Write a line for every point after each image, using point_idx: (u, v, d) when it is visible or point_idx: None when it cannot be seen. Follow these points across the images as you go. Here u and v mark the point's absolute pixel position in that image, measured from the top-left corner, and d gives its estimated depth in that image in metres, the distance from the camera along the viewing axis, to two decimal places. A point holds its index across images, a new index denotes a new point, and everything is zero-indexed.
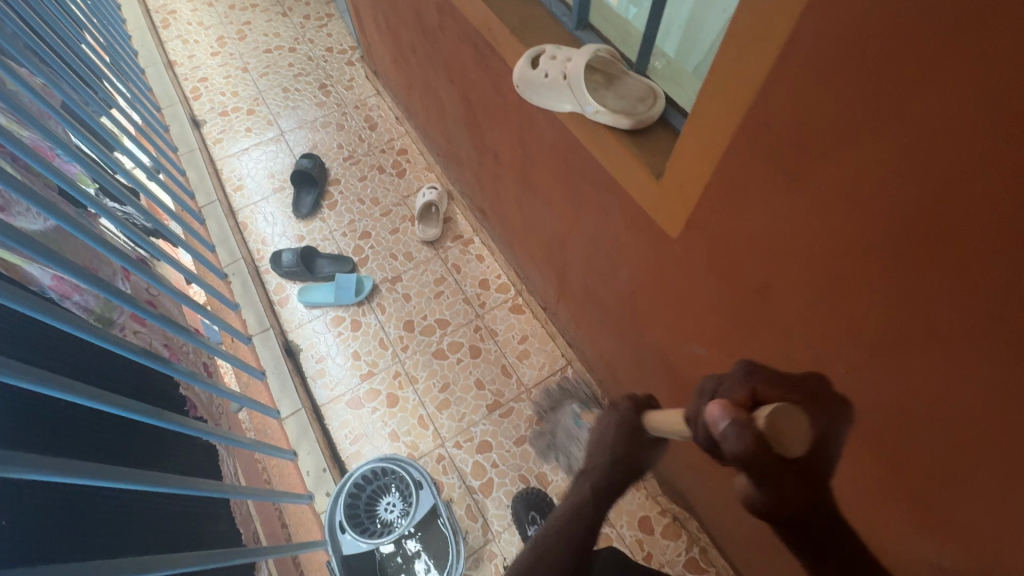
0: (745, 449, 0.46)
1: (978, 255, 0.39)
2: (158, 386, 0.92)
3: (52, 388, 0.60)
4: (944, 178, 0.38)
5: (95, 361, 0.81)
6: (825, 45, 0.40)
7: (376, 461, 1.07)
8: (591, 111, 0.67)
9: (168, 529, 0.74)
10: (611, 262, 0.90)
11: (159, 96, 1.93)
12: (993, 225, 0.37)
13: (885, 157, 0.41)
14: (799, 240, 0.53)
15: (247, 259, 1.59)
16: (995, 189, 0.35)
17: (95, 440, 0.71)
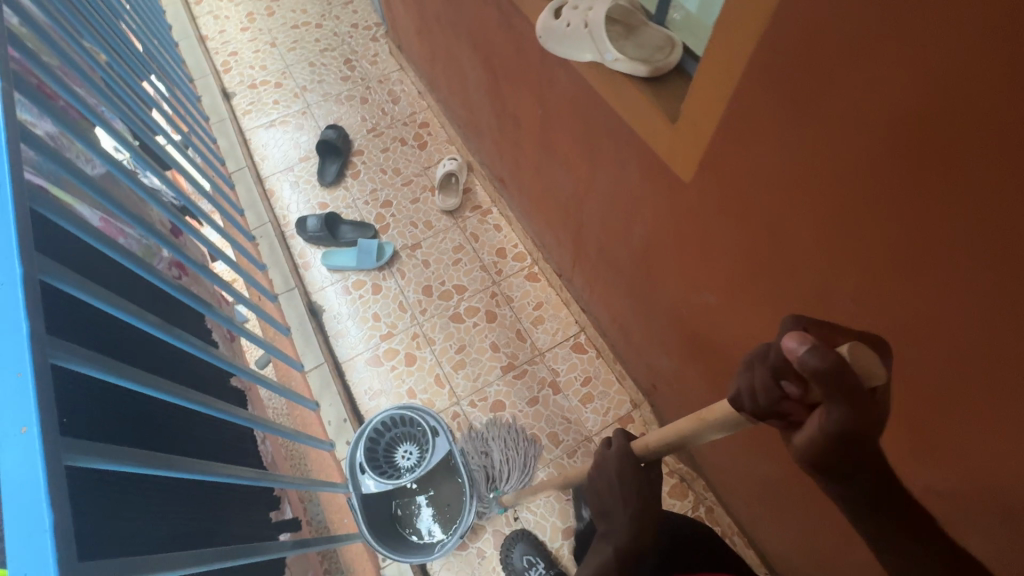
0: (827, 368, 0.36)
1: (971, 165, 0.40)
2: (193, 325, 1.00)
3: (106, 303, 0.65)
4: (938, 90, 0.40)
5: (148, 296, 0.88)
6: None
7: (395, 409, 1.12)
8: (610, 58, 0.70)
9: (215, 447, 0.81)
10: (626, 217, 0.93)
11: (191, 68, 2.00)
12: (984, 132, 0.38)
13: (883, 74, 0.43)
14: (803, 170, 0.55)
15: (273, 223, 1.64)
16: (983, 92, 0.37)
17: (144, 358, 0.76)
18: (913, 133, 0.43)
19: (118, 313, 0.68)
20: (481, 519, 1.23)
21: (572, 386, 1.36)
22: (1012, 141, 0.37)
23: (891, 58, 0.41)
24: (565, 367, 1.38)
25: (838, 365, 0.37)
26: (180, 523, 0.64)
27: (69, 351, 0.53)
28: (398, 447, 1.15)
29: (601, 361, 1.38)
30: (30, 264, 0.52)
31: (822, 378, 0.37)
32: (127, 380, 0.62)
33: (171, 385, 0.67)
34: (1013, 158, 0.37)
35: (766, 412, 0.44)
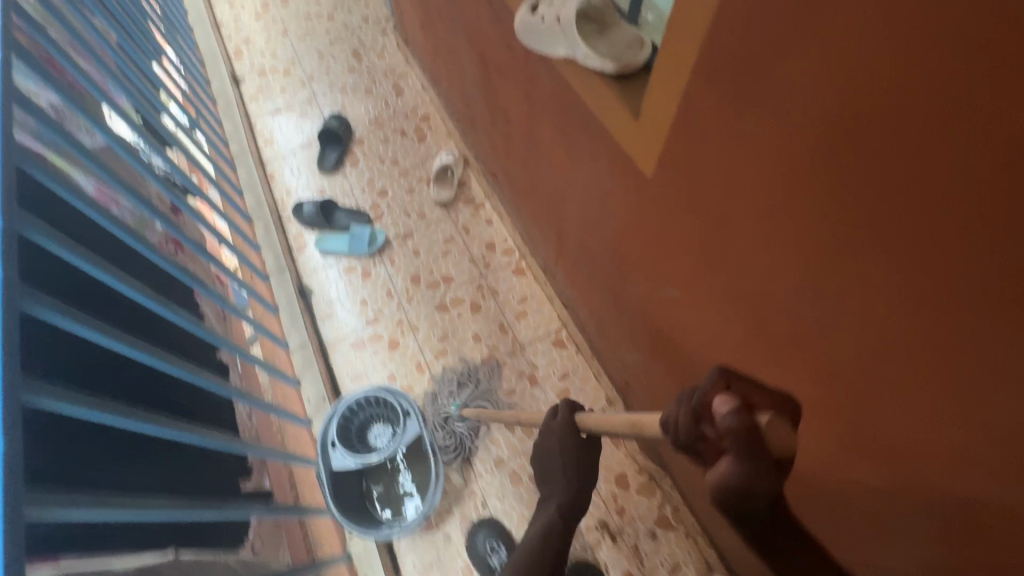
0: (742, 428, 0.41)
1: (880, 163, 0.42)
2: (183, 297, 1.03)
3: (86, 261, 0.68)
4: (851, 89, 0.41)
5: (140, 266, 0.92)
6: None
7: (369, 390, 1.15)
8: (582, 54, 0.72)
9: (189, 411, 0.84)
10: (600, 212, 0.95)
11: (204, 52, 2.06)
12: (890, 130, 0.40)
13: (806, 73, 0.45)
14: (745, 168, 0.57)
15: (271, 206, 1.68)
16: (885, 92, 0.39)
17: (124, 319, 0.79)
18: (835, 129, 0.44)
19: (99, 274, 0.71)
20: (449, 504, 1.25)
21: (550, 379, 1.38)
22: (911, 139, 0.39)
23: (817, 52, 0.43)
24: (544, 361, 1.40)
25: (754, 428, 0.41)
26: (144, 475, 0.67)
27: (40, 302, 0.56)
28: (371, 427, 1.18)
29: (580, 358, 1.40)
30: (9, 217, 0.55)
31: (737, 437, 0.40)
32: (101, 336, 0.65)
33: (147, 346, 0.70)
34: (918, 152, 0.39)
35: (685, 445, 0.47)
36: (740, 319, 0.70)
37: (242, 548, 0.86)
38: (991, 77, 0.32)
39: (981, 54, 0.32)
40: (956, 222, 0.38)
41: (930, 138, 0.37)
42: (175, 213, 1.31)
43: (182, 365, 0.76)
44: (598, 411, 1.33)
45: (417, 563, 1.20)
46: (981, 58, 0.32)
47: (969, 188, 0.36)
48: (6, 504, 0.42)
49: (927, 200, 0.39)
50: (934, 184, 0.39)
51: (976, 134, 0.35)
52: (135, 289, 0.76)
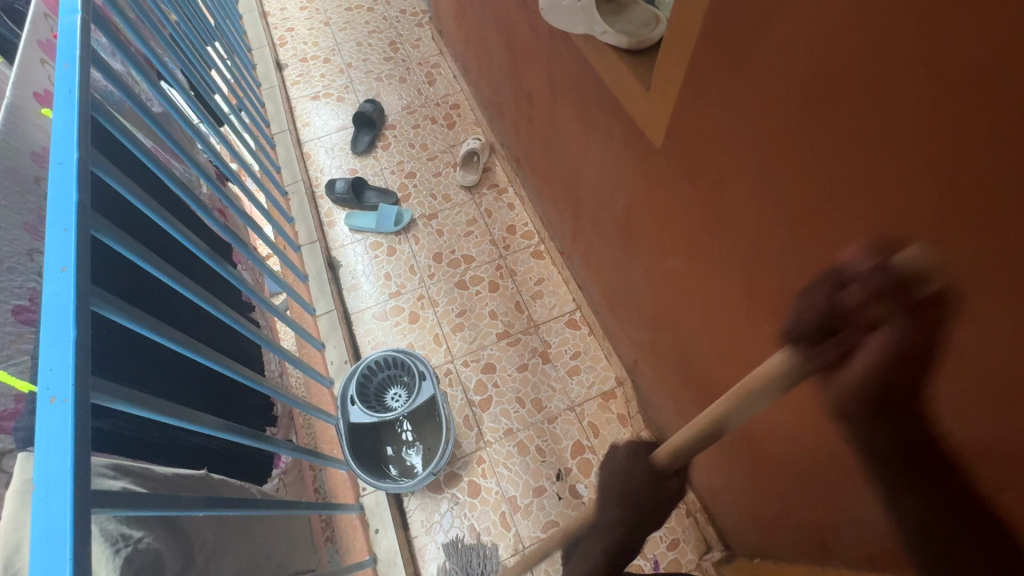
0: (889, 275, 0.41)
1: (855, 112, 0.46)
2: (225, 255, 1.12)
3: (143, 203, 0.76)
4: (829, 46, 0.46)
5: (189, 223, 1.00)
6: None
7: (388, 351, 1.22)
8: (600, 32, 0.77)
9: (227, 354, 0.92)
10: (613, 187, 1.00)
11: (251, 38, 2.18)
12: (862, 81, 0.44)
13: (792, 34, 0.49)
14: (741, 130, 0.61)
15: (306, 183, 1.78)
16: (857, 45, 0.43)
17: (174, 262, 0.87)
18: (817, 80, 0.48)
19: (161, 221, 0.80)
20: (458, 468, 1.31)
21: (562, 357, 1.42)
22: (881, 86, 0.43)
23: (803, 9, 0.47)
24: (557, 340, 1.45)
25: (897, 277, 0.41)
26: (184, 397, 0.74)
27: (108, 228, 0.63)
28: (388, 388, 1.25)
29: (592, 338, 1.44)
30: (84, 153, 0.64)
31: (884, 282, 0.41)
32: (154, 268, 0.72)
33: (197, 286, 0.78)
34: (886, 97, 0.43)
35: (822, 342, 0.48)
36: (737, 281, 0.74)
37: (266, 484, 0.93)
38: (943, 13, 0.36)
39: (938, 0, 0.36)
40: (921, 155, 0.42)
41: (896, 80, 0.41)
42: (220, 181, 1.40)
43: (226, 310, 0.84)
44: (607, 390, 1.37)
45: (424, 521, 1.26)
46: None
47: (930, 123, 0.40)
48: (78, 378, 0.49)
49: (896, 140, 0.43)
50: (902, 126, 0.42)
51: (932, 77, 0.39)
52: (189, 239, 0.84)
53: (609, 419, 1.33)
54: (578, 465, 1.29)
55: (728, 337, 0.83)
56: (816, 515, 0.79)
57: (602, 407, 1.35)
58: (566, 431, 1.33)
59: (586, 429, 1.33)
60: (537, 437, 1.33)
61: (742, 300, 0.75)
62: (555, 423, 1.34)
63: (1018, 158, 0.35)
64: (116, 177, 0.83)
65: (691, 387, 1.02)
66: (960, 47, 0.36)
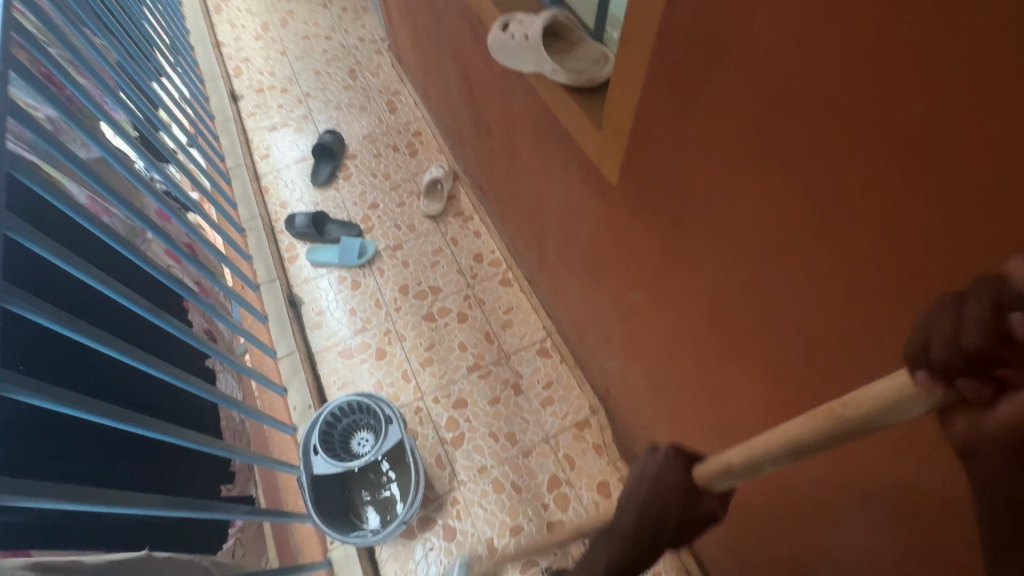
0: None
1: (805, 164, 0.47)
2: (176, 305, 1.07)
3: (75, 267, 0.71)
4: (772, 102, 0.46)
5: (127, 276, 0.94)
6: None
7: (352, 396, 1.17)
8: (549, 70, 0.76)
9: (174, 413, 0.86)
10: (574, 220, 0.99)
11: (204, 71, 2.13)
12: (808, 134, 0.45)
13: (735, 87, 0.50)
14: (694, 174, 0.61)
15: (264, 218, 1.72)
16: (800, 104, 0.44)
17: (110, 324, 0.82)
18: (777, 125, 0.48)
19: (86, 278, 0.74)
20: (432, 511, 1.26)
21: (534, 388, 1.40)
22: (828, 141, 0.43)
23: (744, 63, 0.47)
24: (529, 370, 1.42)
25: None
26: (109, 472, 0.69)
27: (25, 300, 0.59)
28: (354, 433, 1.20)
29: (564, 366, 1.42)
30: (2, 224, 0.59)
31: None
32: (90, 339, 0.68)
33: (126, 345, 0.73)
34: (833, 152, 0.44)
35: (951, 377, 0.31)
36: (703, 317, 0.73)
37: (221, 551, 0.88)
38: (887, 75, 0.37)
39: (878, 63, 0.37)
40: (881, 204, 0.42)
41: (847, 139, 0.42)
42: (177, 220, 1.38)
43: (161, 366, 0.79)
44: (581, 419, 1.35)
45: (398, 570, 1.21)
46: (878, 60, 0.37)
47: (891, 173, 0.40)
48: None
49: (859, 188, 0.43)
50: (853, 179, 0.43)
51: (879, 133, 0.40)
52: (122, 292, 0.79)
53: (585, 449, 1.31)
54: (555, 500, 1.26)
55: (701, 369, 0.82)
56: (794, 549, 0.78)
57: (576, 438, 1.32)
58: (541, 465, 1.30)
59: (563, 461, 1.30)
60: (513, 473, 1.29)
61: (709, 335, 0.74)
62: (530, 457, 1.31)
63: (972, 211, 0.36)
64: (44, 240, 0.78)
65: (664, 418, 1.01)
66: (910, 106, 0.37)
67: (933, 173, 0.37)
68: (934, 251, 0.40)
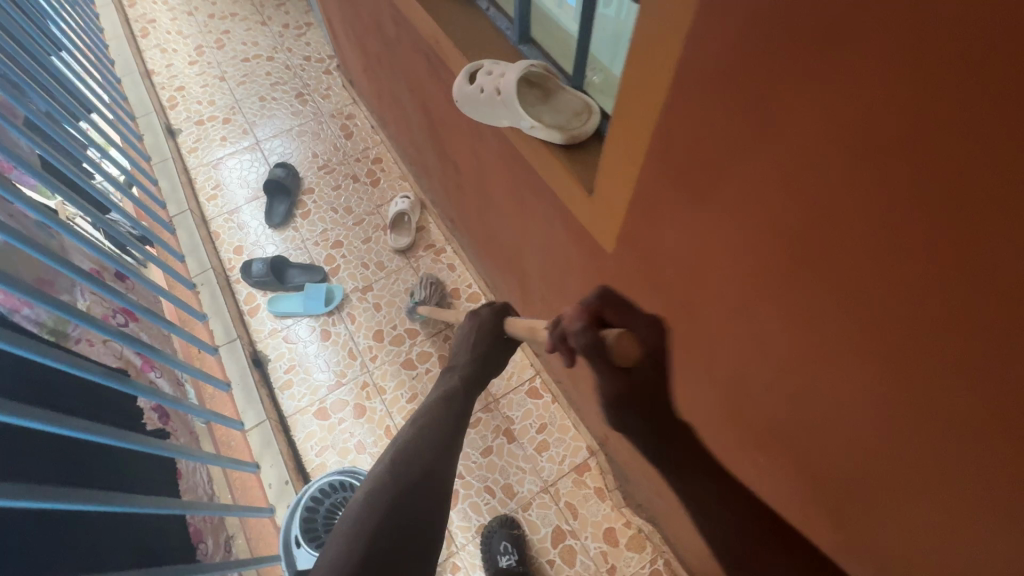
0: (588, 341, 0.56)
1: (851, 283, 0.39)
2: (114, 401, 0.96)
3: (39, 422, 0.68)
4: (810, 213, 0.39)
5: (47, 391, 0.82)
6: (703, 78, 0.40)
7: (336, 474, 1.09)
8: (527, 126, 0.67)
9: (139, 541, 0.83)
10: (560, 275, 0.91)
11: (134, 105, 1.94)
12: (856, 256, 0.38)
13: (760, 186, 0.41)
14: (706, 261, 0.54)
15: (217, 269, 1.58)
16: (846, 224, 0.37)
17: (77, 461, 0.78)
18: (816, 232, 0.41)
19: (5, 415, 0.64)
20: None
21: (527, 434, 1.32)
22: (885, 271, 0.36)
23: (773, 162, 0.39)
24: (520, 414, 1.34)
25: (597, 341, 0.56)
26: None
27: None
28: (340, 512, 1.07)
29: (556, 406, 1.34)
30: None
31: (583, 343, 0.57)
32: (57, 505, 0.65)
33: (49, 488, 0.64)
34: (890, 282, 0.36)
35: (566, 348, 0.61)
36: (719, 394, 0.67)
37: None
38: (968, 223, 0.30)
39: (952, 208, 0.30)
40: (947, 343, 0.35)
41: (904, 274, 0.35)
42: (121, 279, 1.31)
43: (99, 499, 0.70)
44: (579, 462, 1.28)
45: None
46: (951, 202, 0.30)
47: (956, 322, 0.34)
48: None
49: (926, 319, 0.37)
50: (919, 313, 0.36)
51: (948, 277, 0.33)
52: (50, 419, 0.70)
53: (587, 495, 1.24)
54: (561, 554, 1.20)
55: (717, 435, 0.77)
56: None
57: (577, 483, 1.26)
58: (543, 517, 1.23)
59: (564, 510, 1.24)
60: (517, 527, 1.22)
61: (726, 411, 0.68)
62: (530, 511, 1.24)
63: None
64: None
65: None
66: (992, 263, 0.30)
67: (1011, 337, 0.31)
68: (1005, 411, 0.34)
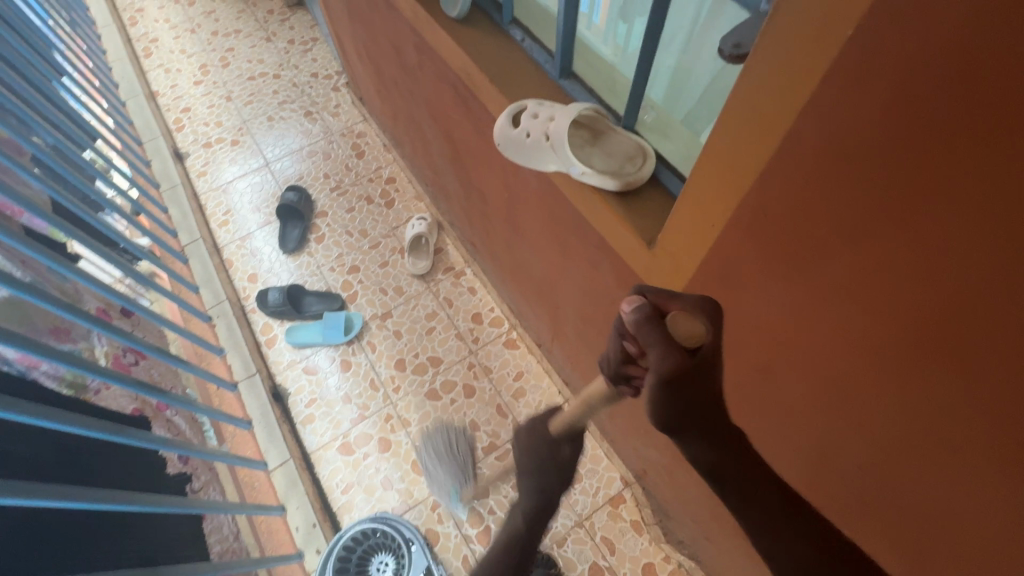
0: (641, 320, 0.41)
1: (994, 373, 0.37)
2: (122, 454, 0.92)
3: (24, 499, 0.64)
4: (950, 298, 0.36)
5: (46, 454, 0.78)
6: (819, 150, 0.37)
7: (367, 521, 1.11)
8: (577, 172, 0.63)
9: None
10: (604, 315, 0.87)
11: (141, 129, 1.90)
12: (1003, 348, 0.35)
13: (886, 264, 0.39)
14: (797, 324, 0.51)
15: (232, 299, 1.55)
16: (997, 315, 0.34)
17: (75, 532, 0.75)
18: (949, 319, 0.37)
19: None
20: None
21: None
22: None
23: (908, 243, 0.36)
24: None
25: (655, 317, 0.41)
26: None
27: None
28: (372, 558, 1.10)
29: (588, 435, 1.30)
30: None
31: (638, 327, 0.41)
32: None
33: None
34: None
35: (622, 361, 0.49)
36: (792, 448, 0.64)
37: None
38: None
39: None
40: None
41: None
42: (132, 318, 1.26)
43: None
44: (614, 494, 1.24)
45: None
46: None
47: None
48: None
49: None
50: None
51: None
52: (27, 496, 0.64)
53: (624, 529, 1.20)
54: None
55: None
56: None
57: (613, 516, 1.22)
58: (579, 553, 1.19)
59: (601, 545, 1.19)
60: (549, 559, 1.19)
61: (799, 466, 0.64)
62: (565, 547, 1.19)
63: None
64: None
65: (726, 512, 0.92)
66: None
67: None
68: None
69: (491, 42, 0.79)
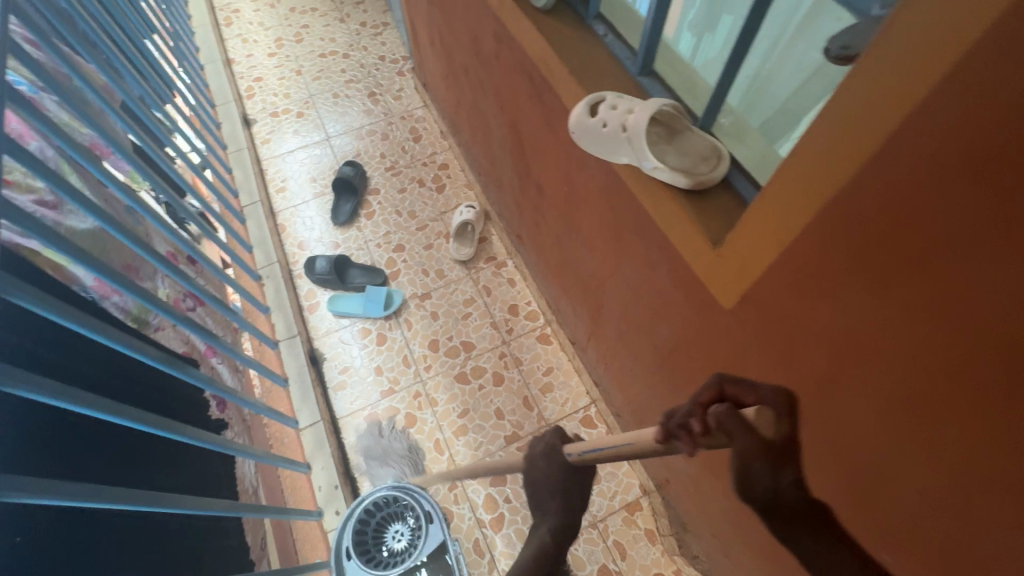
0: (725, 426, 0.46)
1: None
2: (172, 390, 0.96)
3: (87, 407, 0.68)
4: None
5: (106, 373, 0.83)
6: (918, 157, 0.37)
7: (388, 489, 1.13)
8: (649, 167, 0.64)
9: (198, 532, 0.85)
10: (651, 316, 0.88)
11: (215, 93, 1.99)
12: None
13: (976, 284, 0.38)
14: (864, 339, 0.50)
15: (282, 263, 1.61)
16: None
17: (121, 451, 0.79)
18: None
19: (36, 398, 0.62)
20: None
21: None
22: None
23: (992, 260, 0.36)
24: None
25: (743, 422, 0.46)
26: None
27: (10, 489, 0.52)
28: (388, 527, 1.13)
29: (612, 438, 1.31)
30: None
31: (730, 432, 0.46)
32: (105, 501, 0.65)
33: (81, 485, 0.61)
34: None
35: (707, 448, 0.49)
36: (836, 466, 0.63)
37: None
38: None
39: None
40: None
41: None
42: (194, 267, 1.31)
43: (128, 497, 0.67)
44: (631, 500, 1.24)
45: None
46: None
47: None
48: None
49: None
50: None
51: None
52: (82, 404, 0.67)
53: (637, 536, 1.20)
54: None
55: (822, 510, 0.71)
56: None
57: (627, 522, 1.21)
58: (589, 553, 1.19)
59: (612, 549, 1.19)
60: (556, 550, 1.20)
61: (842, 484, 0.64)
62: (576, 545, 1.20)
63: None
64: (49, 366, 0.73)
65: (748, 530, 0.90)
66: None
67: None
68: None
69: (574, 35, 0.81)
